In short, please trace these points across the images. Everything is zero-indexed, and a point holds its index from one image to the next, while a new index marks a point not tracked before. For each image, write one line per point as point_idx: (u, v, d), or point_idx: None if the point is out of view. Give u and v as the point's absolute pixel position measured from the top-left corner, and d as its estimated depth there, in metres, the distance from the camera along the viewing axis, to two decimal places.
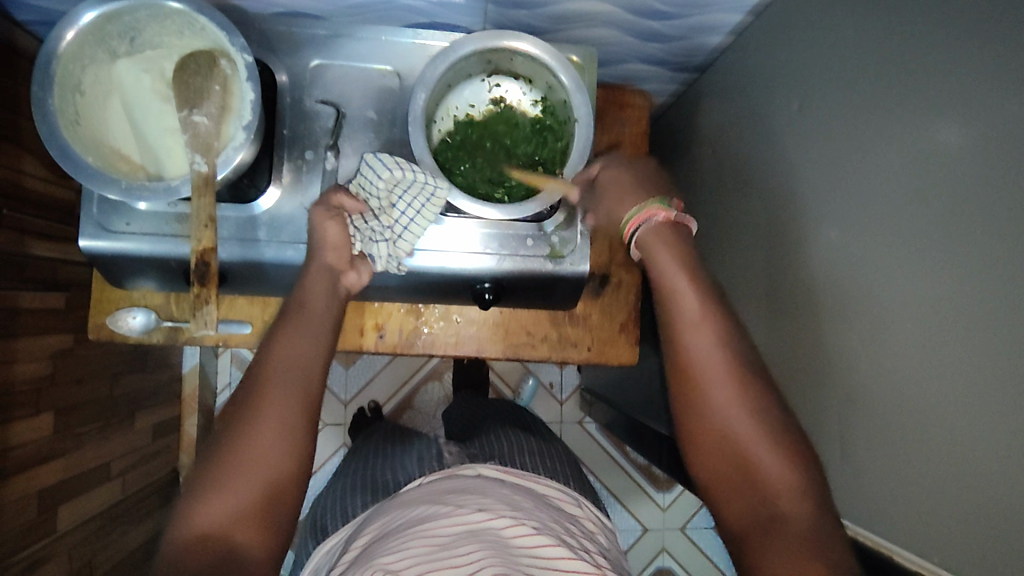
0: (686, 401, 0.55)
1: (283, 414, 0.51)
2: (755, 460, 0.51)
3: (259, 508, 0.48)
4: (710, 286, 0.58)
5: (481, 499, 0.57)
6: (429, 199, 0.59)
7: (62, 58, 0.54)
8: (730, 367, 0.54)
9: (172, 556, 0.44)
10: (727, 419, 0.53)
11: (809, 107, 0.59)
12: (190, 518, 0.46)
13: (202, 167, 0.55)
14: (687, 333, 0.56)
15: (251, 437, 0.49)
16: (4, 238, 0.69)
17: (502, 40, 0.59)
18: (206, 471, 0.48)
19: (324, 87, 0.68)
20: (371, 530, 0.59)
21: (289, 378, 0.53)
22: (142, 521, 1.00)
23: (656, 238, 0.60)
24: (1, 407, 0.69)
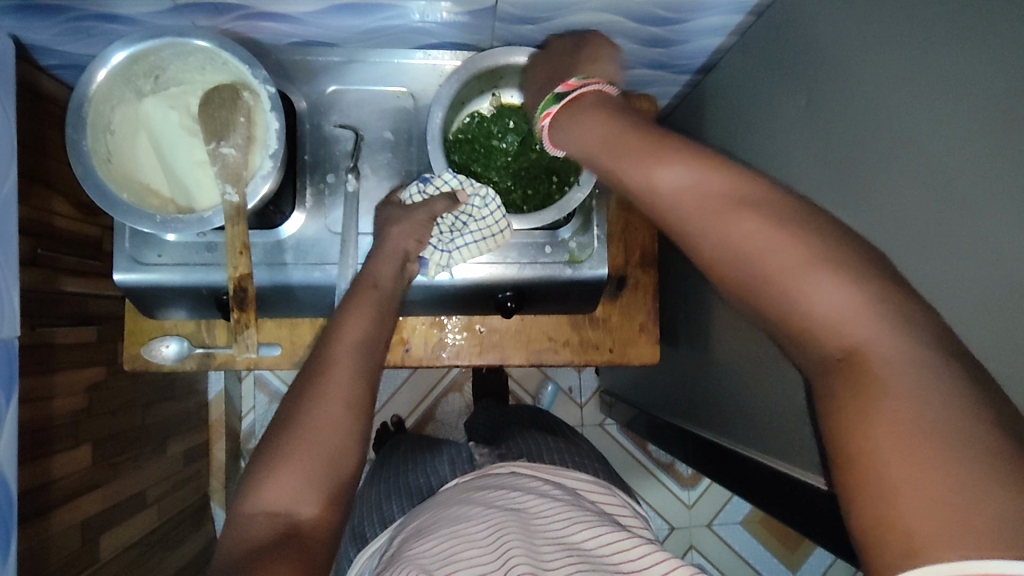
0: (695, 251, 0.40)
1: (345, 401, 0.50)
2: (788, 287, 0.36)
3: (325, 494, 0.47)
4: (656, 130, 0.43)
5: (512, 495, 0.59)
6: (492, 238, 0.64)
7: (93, 100, 0.56)
8: (722, 189, 0.38)
9: (243, 541, 0.44)
10: (742, 248, 0.37)
11: (815, 101, 0.61)
12: (259, 500, 0.46)
13: (233, 197, 0.57)
14: (655, 176, 0.40)
15: (314, 422, 0.49)
16: (39, 276, 0.71)
17: (513, 56, 0.62)
18: (271, 453, 0.48)
19: (342, 112, 0.70)
20: (412, 528, 0.60)
21: (353, 366, 0.52)
22: (178, 547, 1.02)
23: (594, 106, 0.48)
24: (42, 441, 0.71)
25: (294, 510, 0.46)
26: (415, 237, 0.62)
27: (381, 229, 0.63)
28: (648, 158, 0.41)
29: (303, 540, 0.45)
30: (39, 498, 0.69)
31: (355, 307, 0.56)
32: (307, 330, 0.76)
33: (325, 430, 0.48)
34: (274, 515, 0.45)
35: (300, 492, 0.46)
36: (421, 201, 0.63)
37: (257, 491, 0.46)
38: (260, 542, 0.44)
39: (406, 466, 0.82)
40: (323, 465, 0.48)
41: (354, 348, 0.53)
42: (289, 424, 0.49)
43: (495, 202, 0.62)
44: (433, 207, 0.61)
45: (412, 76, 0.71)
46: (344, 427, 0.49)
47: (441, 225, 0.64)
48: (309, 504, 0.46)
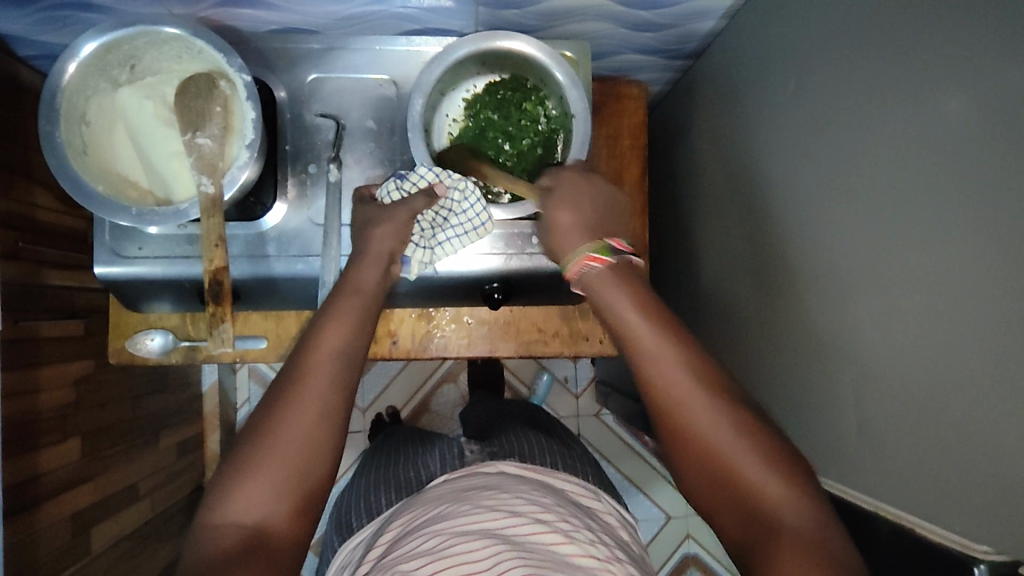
0: (683, 451, 0.48)
1: (320, 404, 0.50)
2: (753, 484, 0.45)
3: (293, 499, 0.47)
4: (670, 320, 0.51)
5: (497, 496, 0.58)
6: (473, 229, 0.62)
7: (66, 91, 0.55)
8: (726, 413, 0.47)
9: (211, 549, 0.45)
10: (732, 456, 0.46)
11: (805, 86, 0.59)
12: (228, 509, 0.46)
13: (209, 188, 0.56)
14: (650, 363, 0.49)
15: (286, 427, 0.48)
16: (21, 269, 0.71)
17: (495, 41, 0.60)
18: (240, 459, 0.48)
19: (323, 101, 0.69)
20: (397, 529, 0.59)
21: (332, 369, 0.51)
22: (172, 538, 1.02)
23: (605, 283, 0.52)
24: (28, 435, 0.70)
25: (265, 519, 0.46)
26: (400, 237, 0.60)
27: (359, 220, 0.62)
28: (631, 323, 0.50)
29: (270, 548, 0.46)
30: (26, 492, 0.69)
31: (336, 304, 0.55)
32: (294, 322, 0.75)
33: (299, 435, 0.48)
34: (241, 526, 0.46)
35: (272, 500, 0.47)
36: (400, 198, 0.61)
37: (228, 497, 0.47)
38: (227, 550, 0.44)
39: (394, 461, 0.81)
40: (294, 469, 0.48)
41: (335, 349, 0.52)
42: (263, 425, 0.49)
43: (475, 194, 0.60)
44: (411, 205, 0.60)
45: (394, 62, 0.69)
46: (320, 435, 0.49)
47: (420, 222, 0.62)
48: (280, 513, 0.47)
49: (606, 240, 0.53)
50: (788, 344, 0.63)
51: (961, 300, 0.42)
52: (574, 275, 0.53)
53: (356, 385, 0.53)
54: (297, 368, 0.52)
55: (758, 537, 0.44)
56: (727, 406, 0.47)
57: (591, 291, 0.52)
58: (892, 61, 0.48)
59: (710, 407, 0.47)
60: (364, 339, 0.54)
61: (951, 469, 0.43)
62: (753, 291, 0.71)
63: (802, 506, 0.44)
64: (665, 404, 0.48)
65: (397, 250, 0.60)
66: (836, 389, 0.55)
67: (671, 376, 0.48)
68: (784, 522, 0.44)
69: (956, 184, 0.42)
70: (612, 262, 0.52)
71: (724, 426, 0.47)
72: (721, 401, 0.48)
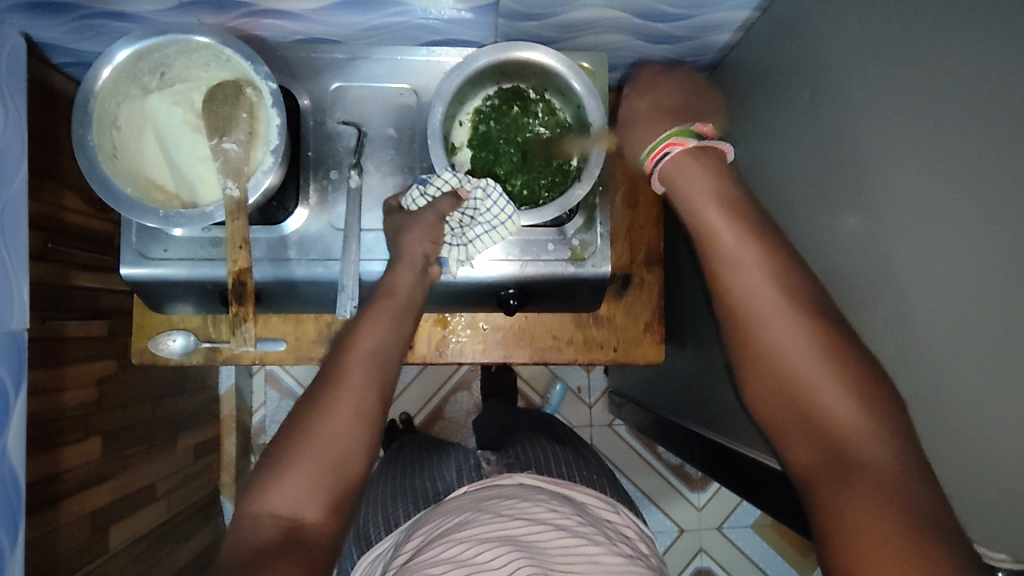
0: (756, 366, 0.52)
1: (355, 405, 0.51)
2: (821, 402, 0.47)
3: (326, 493, 0.48)
4: (755, 230, 0.56)
5: (520, 506, 0.58)
6: (502, 224, 0.62)
7: (99, 96, 0.57)
8: (803, 328, 0.50)
9: (250, 540, 0.45)
10: (799, 371, 0.49)
11: (819, 97, 0.60)
12: (265, 500, 0.47)
13: (233, 192, 0.58)
14: (730, 275, 0.55)
15: (321, 424, 0.50)
16: (49, 270, 0.73)
17: (514, 51, 0.61)
18: (278, 455, 0.49)
19: (345, 109, 0.70)
20: (420, 535, 0.59)
21: (367, 372, 0.53)
22: (187, 540, 1.03)
23: (692, 162, 0.60)
24: (52, 433, 0.72)
25: (299, 514, 0.47)
26: (429, 240, 0.61)
27: (390, 231, 0.64)
28: (719, 241, 0.57)
29: (307, 542, 0.46)
30: (48, 489, 0.70)
31: (369, 313, 0.57)
32: (312, 326, 0.77)
33: (333, 432, 0.50)
34: (279, 518, 0.46)
35: (308, 497, 0.48)
36: (425, 204, 0.63)
37: (265, 490, 0.47)
38: (265, 542, 0.45)
39: (415, 470, 0.81)
40: (329, 464, 0.49)
41: (368, 352, 0.54)
42: (297, 425, 0.50)
43: (496, 190, 0.61)
44: (439, 207, 0.61)
45: (415, 72, 0.71)
46: (352, 434, 0.50)
47: (450, 222, 0.63)
48: (314, 509, 0.47)
49: (693, 126, 0.63)
50: None
51: (972, 310, 0.42)
52: (658, 157, 0.62)
53: (390, 388, 0.54)
54: (332, 370, 0.53)
55: (826, 453, 0.46)
56: (810, 324, 0.50)
57: (671, 185, 0.61)
58: (904, 71, 0.48)
59: (786, 321, 0.51)
60: (394, 343, 0.56)
61: (967, 479, 0.43)
62: None
63: (879, 436, 0.44)
64: (747, 321, 0.53)
65: (431, 251, 0.62)
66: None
67: (750, 291, 0.53)
68: (853, 445, 0.45)
69: (965, 195, 0.42)
70: (700, 142, 0.61)
71: (803, 340, 0.50)
72: (805, 316, 0.51)
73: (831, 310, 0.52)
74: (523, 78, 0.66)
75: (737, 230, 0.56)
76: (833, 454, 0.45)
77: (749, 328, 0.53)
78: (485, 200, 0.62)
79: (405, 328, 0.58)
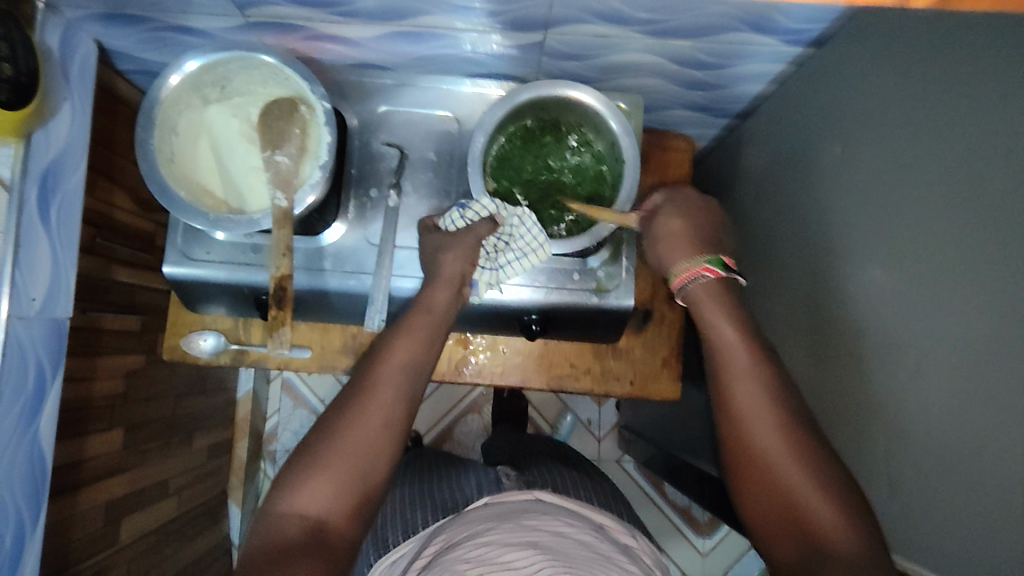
0: (751, 470, 0.57)
1: (384, 416, 0.54)
2: (808, 509, 0.53)
3: (351, 498, 0.51)
4: (754, 334, 0.62)
5: (546, 520, 0.60)
6: (532, 253, 0.64)
7: (163, 104, 0.61)
8: (792, 436, 0.56)
9: (277, 536, 0.48)
10: (788, 479, 0.54)
11: (848, 151, 0.62)
12: (293, 500, 0.50)
13: (281, 202, 0.60)
14: (735, 380, 0.60)
15: (349, 431, 0.52)
16: (94, 263, 0.76)
17: (557, 89, 0.64)
18: (308, 456, 0.52)
19: (390, 131, 0.74)
20: (447, 536, 0.61)
21: (399, 386, 0.55)
22: (192, 540, 1.04)
23: (708, 296, 0.63)
24: (80, 420, 0.74)
25: (324, 516, 0.50)
26: (465, 262, 0.63)
27: (427, 248, 0.66)
28: (725, 340, 0.62)
29: (328, 542, 0.49)
30: (71, 474, 0.72)
31: (405, 326, 0.59)
32: (338, 336, 0.79)
33: (362, 442, 0.52)
34: (305, 517, 0.49)
35: (332, 500, 0.50)
36: (463, 227, 0.65)
37: (294, 490, 0.50)
38: (290, 539, 0.48)
39: (429, 482, 0.81)
40: (355, 470, 0.51)
41: (400, 367, 0.56)
42: (331, 430, 0.53)
43: (531, 220, 0.63)
44: (477, 232, 0.63)
45: (458, 101, 0.74)
46: (379, 445, 0.53)
47: (485, 246, 0.66)
48: (338, 512, 0.50)
49: (721, 256, 0.65)
50: (821, 400, 0.65)
51: (998, 367, 0.43)
52: (686, 279, 0.65)
53: (416, 404, 0.57)
54: (365, 380, 0.56)
55: (807, 553, 0.52)
56: (798, 438, 0.56)
57: (696, 304, 0.64)
58: (935, 134, 0.50)
59: (779, 435, 0.56)
60: (427, 358, 0.58)
61: (988, 536, 0.44)
62: (787, 346, 0.73)
63: (849, 532, 0.50)
64: (740, 423, 0.58)
65: (466, 272, 0.64)
66: (875, 456, 0.56)
67: (753, 402, 0.58)
68: (831, 545, 0.50)
69: (992, 257, 0.44)
70: (725, 276, 0.64)
71: (791, 453, 0.55)
72: (789, 427, 0.56)
73: (814, 425, 0.57)
74: (561, 114, 0.68)
75: (742, 332, 0.62)
76: (814, 549, 0.51)
77: (750, 434, 0.58)
78: (520, 228, 0.64)
79: (436, 346, 0.60)
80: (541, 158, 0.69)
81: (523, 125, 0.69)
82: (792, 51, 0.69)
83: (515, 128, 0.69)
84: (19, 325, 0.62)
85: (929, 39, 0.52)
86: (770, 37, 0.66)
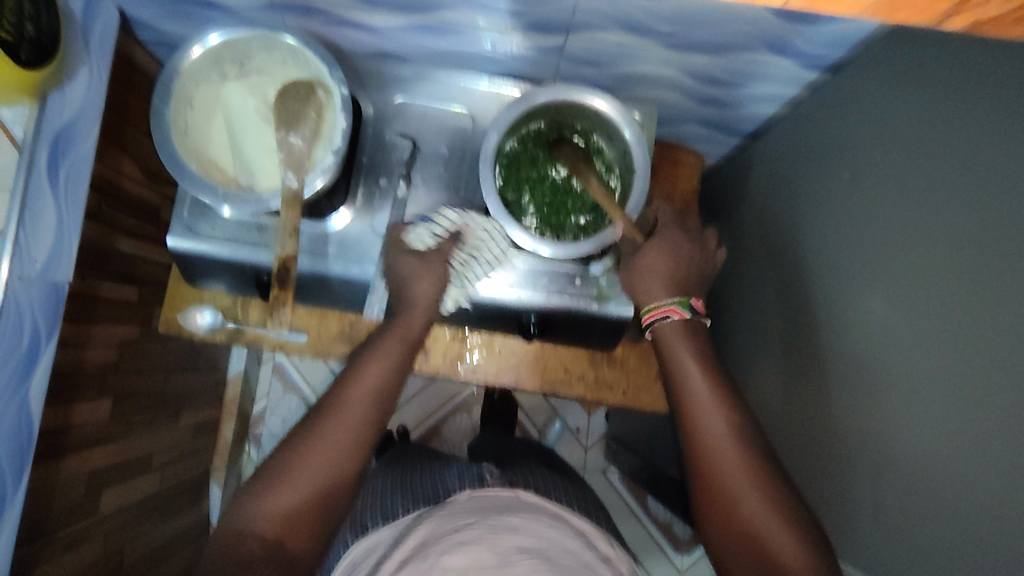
0: (715, 500, 0.57)
1: (347, 437, 0.55)
2: (772, 544, 0.53)
3: (309, 520, 0.52)
4: (718, 372, 0.62)
5: (532, 523, 0.59)
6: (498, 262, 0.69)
7: (181, 76, 0.61)
8: (751, 470, 0.56)
9: (232, 553, 0.50)
10: (750, 510, 0.55)
11: (853, 179, 0.62)
12: (251, 520, 0.51)
13: (292, 182, 0.60)
14: (701, 415, 0.60)
15: (312, 451, 0.54)
16: (98, 230, 0.75)
17: (574, 93, 0.64)
18: (269, 477, 0.53)
19: (404, 122, 0.74)
20: (429, 528, 0.60)
21: (363, 408, 0.57)
22: (171, 517, 1.04)
23: (676, 346, 0.64)
24: (70, 386, 0.74)
25: (280, 535, 0.51)
26: None
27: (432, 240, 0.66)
28: (689, 375, 0.62)
29: (285, 562, 0.50)
30: (56, 440, 0.72)
31: (386, 336, 0.62)
32: (335, 324, 0.79)
33: (324, 464, 0.54)
34: (262, 535, 0.51)
35: (286, 519, 0.52)
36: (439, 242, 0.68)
37: (253, 509, 0.52)
38: (248, 557, 0.49)
39: (412, 475, 0.80)
40: (314, 492, 0.53)
41: (366, 389, 0.58)
42: (295, 449, 0.54)
43: (500, 232, 0.68)
44: None
45: (474, 98, 0.74)
46: (341, 467, 0.54)
47: (453, 264, 0.67)
48: (294, 532, 0.52)
49: (691, 298, 0.66)
50: (807, 423, 0.65)
51: (986, 402, 0.44)
52: (657, 317, 0.65)
53: (380, 425, 0.58)
54: (334, 401, 0.57)
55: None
56: (758, 472, 0.56)
57: (662, 338, 0.65)
58: (941, 167, 0.51)
59: (742, 463, 0.57)
60: (392, 380, 0.60)
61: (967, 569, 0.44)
62: (779, 367, 0.73)
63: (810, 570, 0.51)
64: (707, 455, 0.58)
65: None
66: (861, 483, 0.56)
67: (718, 437, 0.58)
68: None
69: (987, 292, 0.45)
70: (691, 318, 0.65)
71: (754, 487, 0.56)
72: (751, 458, 0.57)
73: (774, 460, 0.58)
74: (575, 119, 0.69)
75: (707, 369, 0.62)
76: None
77: (713, 468, 0.57)
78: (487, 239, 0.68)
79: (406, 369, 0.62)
80: (550, 159, 0.69)
81: (536, 127, 0.69)
82: (806, 75, 0.70)
83: (527, 129, 0.69)
84: (20, 286, 0.62)
85: (942, 73, 0.52)
86: (785, 60, 0.67)
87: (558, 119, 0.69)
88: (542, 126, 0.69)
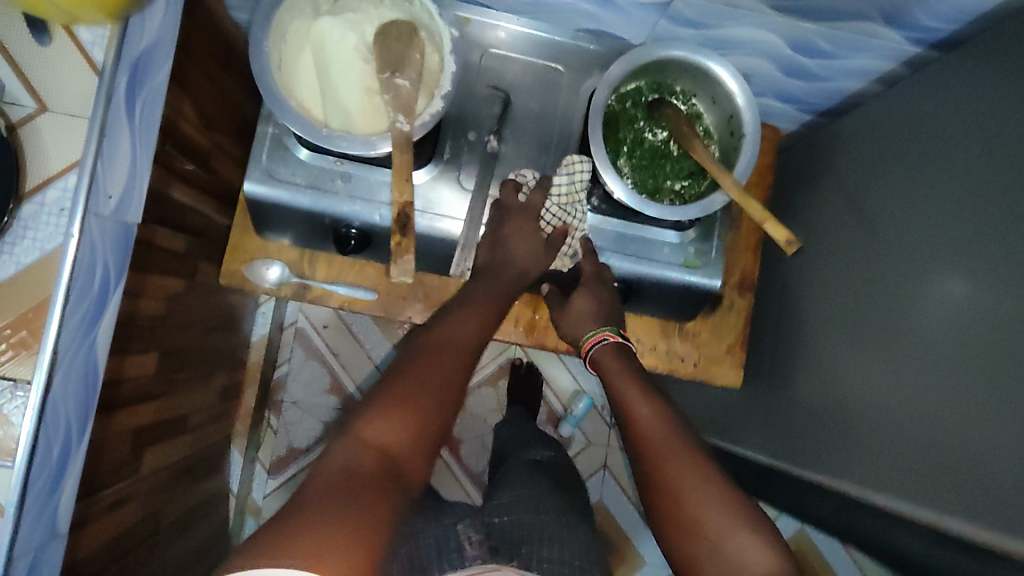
0: (656, 496, 0.54)
1: (448, 370, 0.56)
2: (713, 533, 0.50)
3: (416, 445, 0.51)
4: (652, 390, 0.62)
5: None
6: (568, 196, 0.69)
7: (284, 7, 0.57)
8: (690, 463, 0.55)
9: (337, 462, 0.47)
10: (686, 496, 0.52)
11: (944, 157, 0.61)
12: (357, 432, 0.49)
13: (404, 125, 0.56)
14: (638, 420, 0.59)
15: (415, 377, 0.54)
16: (157, 173, 0.70)
17: (687, 51, 0.62)
18: (373, 397, 0.52)
19: (496, 75, 0.72)
20: None
21: (464, 347, 0.58)
22: (199, 482, 0.99)
23: (612, 359, 0.65)
24: (123, 339, 0.69)
25: (387, 447, 0.49)
26: None
27: None
28: (625, 393, 0.62)
29: (396, 475, 0.48)
30: (110, 392, 0.67)
31: (470, 302, 0.63)
32: (406, 285, 0.75)
33: (432, 389, 0.54)
34: (368, 447, 0.49)
35: (392, 433, 0.50)
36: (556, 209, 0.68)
37: (360, 424, 0.50)
38: (353, 466, 0.47)
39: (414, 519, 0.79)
40: (424, 416, 0.52)
41: (464, 333, 0.59)
42: (394, 376, 0.54)
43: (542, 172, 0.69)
44: None
45: (566, 54, 0.71)
46: (446, 397, 0.54)
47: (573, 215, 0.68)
48: (403, 446, 0.50)
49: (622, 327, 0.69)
50: (869, 401, 0.64)
51: None
52: (595, 342, 0.67)
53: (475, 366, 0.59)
54: (428, 341, 0.58)
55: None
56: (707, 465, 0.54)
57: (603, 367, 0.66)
58: None
59: (675, 455, 0.55)
60: (480, 329, 0.61)
61: None
62: (838, 346, 0.72)
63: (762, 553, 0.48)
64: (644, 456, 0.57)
65: None
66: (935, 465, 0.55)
67: (657, 437, 0.57)
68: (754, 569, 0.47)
69: None
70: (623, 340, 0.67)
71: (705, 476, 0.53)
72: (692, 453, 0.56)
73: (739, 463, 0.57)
74: (677, 79, 0.67)
75: (642, 387, 0.62)
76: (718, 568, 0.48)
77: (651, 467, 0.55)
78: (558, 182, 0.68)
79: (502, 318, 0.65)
80: (650, 120, 0.67)
81: (636, 86, 0.67)
82: (909, 49, 0.69)
83: (627, 87, 0.67)
84: (94, 222, 0.57)
85: None
86: (895, 32, 0.66)
87: (657, 79, 0.68)
88: (641, 85, 0.68)
